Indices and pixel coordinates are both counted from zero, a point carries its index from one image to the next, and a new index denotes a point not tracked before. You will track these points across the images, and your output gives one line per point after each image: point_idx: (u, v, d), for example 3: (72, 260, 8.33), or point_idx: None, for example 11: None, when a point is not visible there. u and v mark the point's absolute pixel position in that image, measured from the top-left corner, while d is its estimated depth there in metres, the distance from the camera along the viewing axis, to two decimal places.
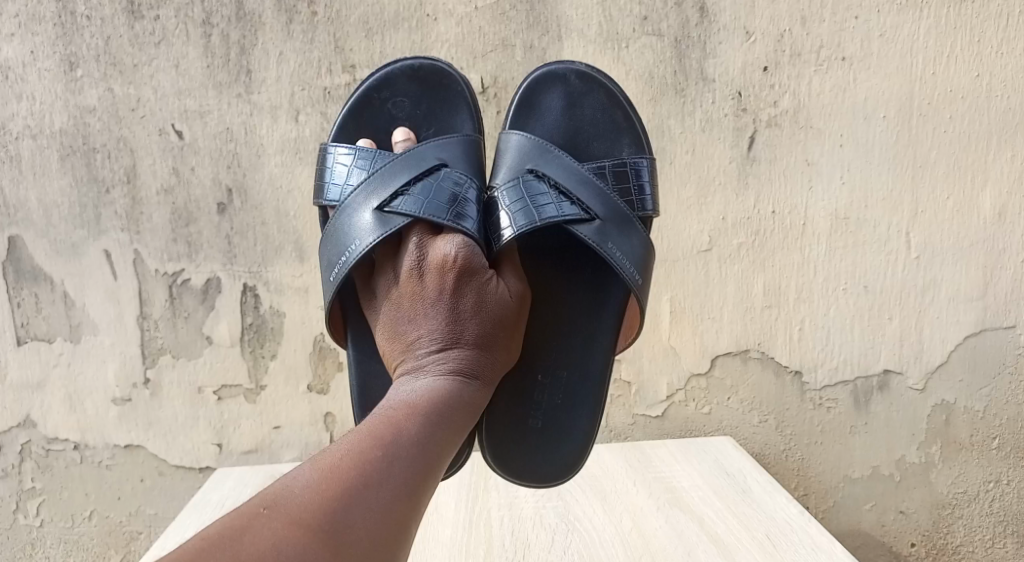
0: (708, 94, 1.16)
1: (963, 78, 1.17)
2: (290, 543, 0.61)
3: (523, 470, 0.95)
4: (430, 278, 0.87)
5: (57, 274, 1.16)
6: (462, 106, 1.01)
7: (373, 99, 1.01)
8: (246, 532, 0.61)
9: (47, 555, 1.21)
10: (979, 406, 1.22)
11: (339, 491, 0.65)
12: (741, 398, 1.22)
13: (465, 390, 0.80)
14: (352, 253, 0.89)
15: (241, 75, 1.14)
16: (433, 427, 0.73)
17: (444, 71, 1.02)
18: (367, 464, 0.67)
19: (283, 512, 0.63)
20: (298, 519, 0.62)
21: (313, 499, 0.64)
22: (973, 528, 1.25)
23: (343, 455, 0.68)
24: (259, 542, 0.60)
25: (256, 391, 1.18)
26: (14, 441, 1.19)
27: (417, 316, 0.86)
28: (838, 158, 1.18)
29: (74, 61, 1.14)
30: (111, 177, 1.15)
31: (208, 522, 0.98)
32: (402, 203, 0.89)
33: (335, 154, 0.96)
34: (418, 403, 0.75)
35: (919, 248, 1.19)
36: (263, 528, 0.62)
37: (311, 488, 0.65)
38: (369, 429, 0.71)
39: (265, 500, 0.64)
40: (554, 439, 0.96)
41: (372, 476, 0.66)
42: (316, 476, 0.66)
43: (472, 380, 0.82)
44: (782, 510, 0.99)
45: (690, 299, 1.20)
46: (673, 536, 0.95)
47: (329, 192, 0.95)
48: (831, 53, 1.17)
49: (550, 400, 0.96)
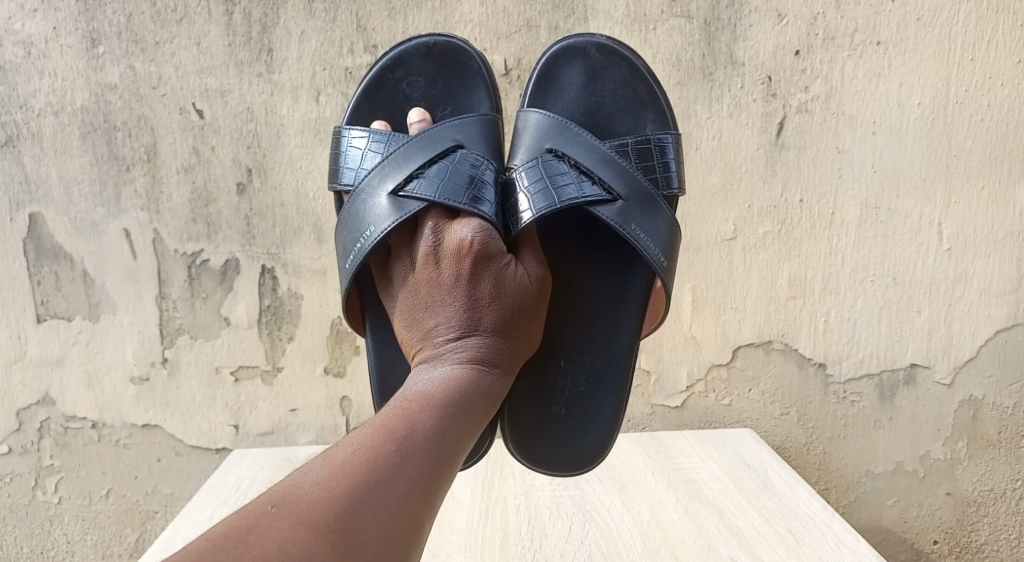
0: (737, 78, 1.14)
1: (1003, 64, 1.13)
2: (298, 543, 0.60)
3: (547, 459, 0.94)
4: (447, 264, 0.85)
5: (77, 252, 1.16)
6: (479, 84, 0.99)
7: (387, 79, 1.00)
8: (253, 531, 0.61)
9: (65, 532, 1.22)
10: (1009, 402, 1.19)
11: (350, 489, 0.64)
12: (762, 389, 1.20)
13: (483, 378, 0.78)
14: (368, 238, 0.88)
15: (262, 54, 1.13)
16: (448, 417, 0.72)
17: (460, 48, 1.00)
18: (379, 460, 0.66)
19: (292, 510, 0.62)
20: (305, 518, 0.62)
21: (322, 497, 0.63)
22: (998, 527, 1.22)
23: (355, 451, 0.67)
24: (266, 542, 0.60)
25: (273, 372, 1.18)
26: (34, 418, 1.20)
27: (435, 303, 0.85)
28: (869, 145, 1.15)
29: (96, 37, 1.13)
30: (131, 156, 1.14)
31: (237, 505, 0.98)
32: (418, 186, 0.88)
33: (349, 137, 0.95)
34: (433, 394, 0.74)
35: (951, 240, 1.16)
36: (270, 526, 0.61)
37: (321, 484, 0.64)
38: (382, 423, 0.70)
39: (275, 497, 0.63)
40: (573, 427, 0.94)
41: (384, 472, 0.65)
42: (326, 474, 0.65)
43: (491, 368, 0.80)
44: (805, 502, 0.97)
45: (712, 289, 1.18)
46: (693, 528, 0.94)
47: (344, 175, 0.94)
48: (865, 38, 1.14)
49: (572, 387, 0.94)
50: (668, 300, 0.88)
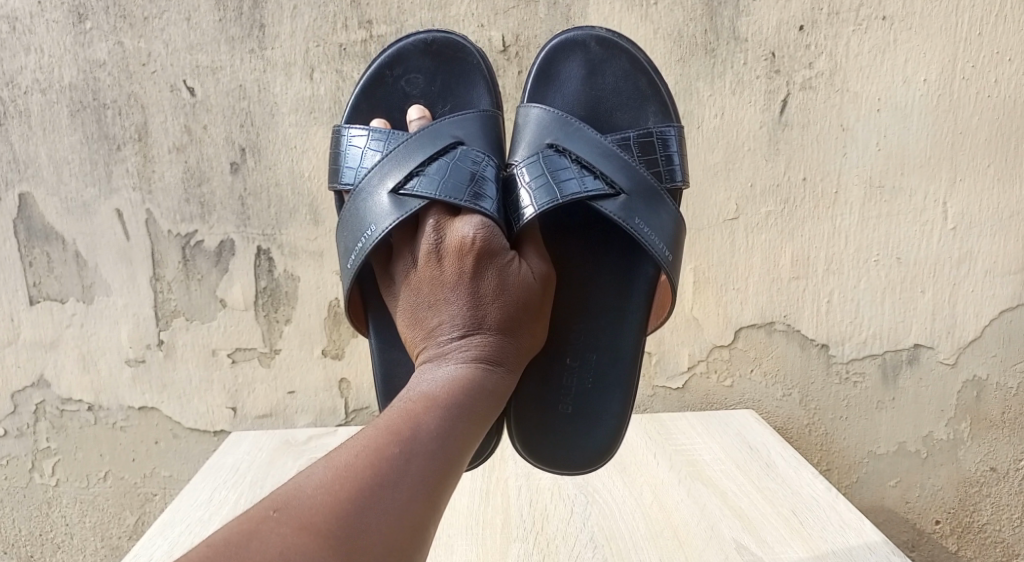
0: (739, 54, 1.11)
1: (1013, 38, 1.11)
2: (303, 544, 0.59)
3: (552, 459, 0.93)
4: (449, 261, 0.83)
5: (69, 233, 1.14)
6: (478, 80, 0.97)
7: (386, 77, 0.98)
8: (253, 538, 0.59)
9: (63, 514, 1.22)
10: (1013, 383, 1.18)
11: (352, 494, 0.62)
12: (764, 371, 1.19)
13: (487, 377, 0.77)
14: (369, 238, 0.86)
15: (254, 30, 1.10)
16: (453, 419, 0.70)
17: (459, 44, 0.98)
18: (382, 463, 0.65)
19: (293, 516, 0.61)
20: (308, 522, 0.60)
21: (323, 502, 0.62)
22: (1000, 507, 1.22)
23: (357, 454, 0.65)
24: (267, 549, 0.58)
25: (271, 355, 1.17)
26: (29, 400, 1.19)
27: (438, 301, 0.83)
28: (874, 121, 1.13)
29: (84, 13, 1.11)
30: (122, 135, 1.12)
31: (236, 499, 0.95)
32: (417, 184, 0.86)
33: (349, 136, 0.93)
34: (437, 395, 0.72)
35: (957, 218, 1.15)
36: (271, 533, 0.59)
37: (322, 489, 0.63)
38: (384, 425, 0.68)
39: (278, 501, 0.62)
40: (581, 426, 0.93)
41: (387, 476, 0.64)
42: (328, 478, 0.63)
43: (495, 367, 0.79)
44: (860, 535, 0.86)
45: (714, 269, 1.16)
46: (721, 558, 0.85)
47: (344, 175, 0.92)
48: (871, 11, 1.11)
49: (578, 385, 0.93)
50: (675, 296, 0.87)
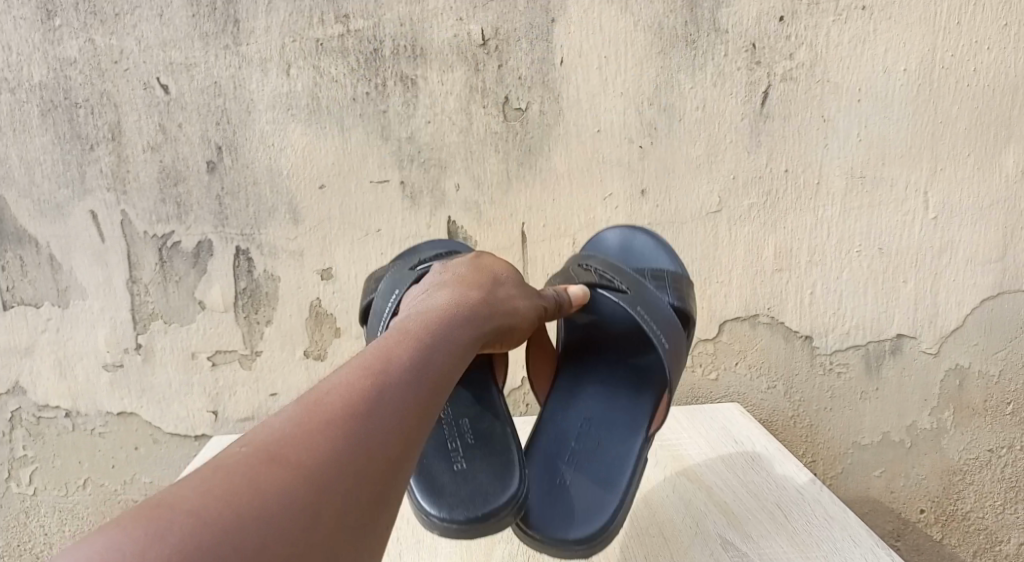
0: (720, 46, 1.11)
1: (990, 27, 1.11)
2: (277, 481, 0.49)
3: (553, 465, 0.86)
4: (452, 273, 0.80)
5: (42, 236, 1.12)
6: None
7: None
8: (212, 465, 0.50)
9: (39, 523, 1.19)
10: (995, 370, 1.19)
11: (323, 418, 0.54)
12: (749, 363, 1.19)
13: (467, 332, 0.70)
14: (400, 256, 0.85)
15: (229, 27, 1.09)
16: (431, 359, 0.63)
17: None
18: (358, 391, 0.56)
19: (257, 442, 0.52)
20: (282, 458, 0.51)
21: (293, 426, 0.53)
22: (984, 494, 1.22)
23: (330, 383, 0.57)
24: (222, 473, 0.49)
25: (251, 357, 1.15)
26: (3, 407, 1.16)
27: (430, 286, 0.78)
28: (855, 112, 1.13)
29: (52, 9, 1.08)
30: (96, 135, 1.10)
31: None
32: None
33: None
34: (415, 333, 0.65)
35: (938, 207, 1.15)
36: (229, 461, 0.50)
37: (291, 418, 0.54)
38: (360, 359, 0.60)
39: (246, 438, 0.53)
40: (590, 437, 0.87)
41: (362, 406, 0.56)
42: (297, 408, 0.55)
43: (476, 325, 0.71)
44: (845, 528, 0.86)
45: (697, 263, 1.16)
46: (707, 554, 0.85)
47: None
48: (850, 2, 1.11)
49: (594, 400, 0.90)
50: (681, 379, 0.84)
